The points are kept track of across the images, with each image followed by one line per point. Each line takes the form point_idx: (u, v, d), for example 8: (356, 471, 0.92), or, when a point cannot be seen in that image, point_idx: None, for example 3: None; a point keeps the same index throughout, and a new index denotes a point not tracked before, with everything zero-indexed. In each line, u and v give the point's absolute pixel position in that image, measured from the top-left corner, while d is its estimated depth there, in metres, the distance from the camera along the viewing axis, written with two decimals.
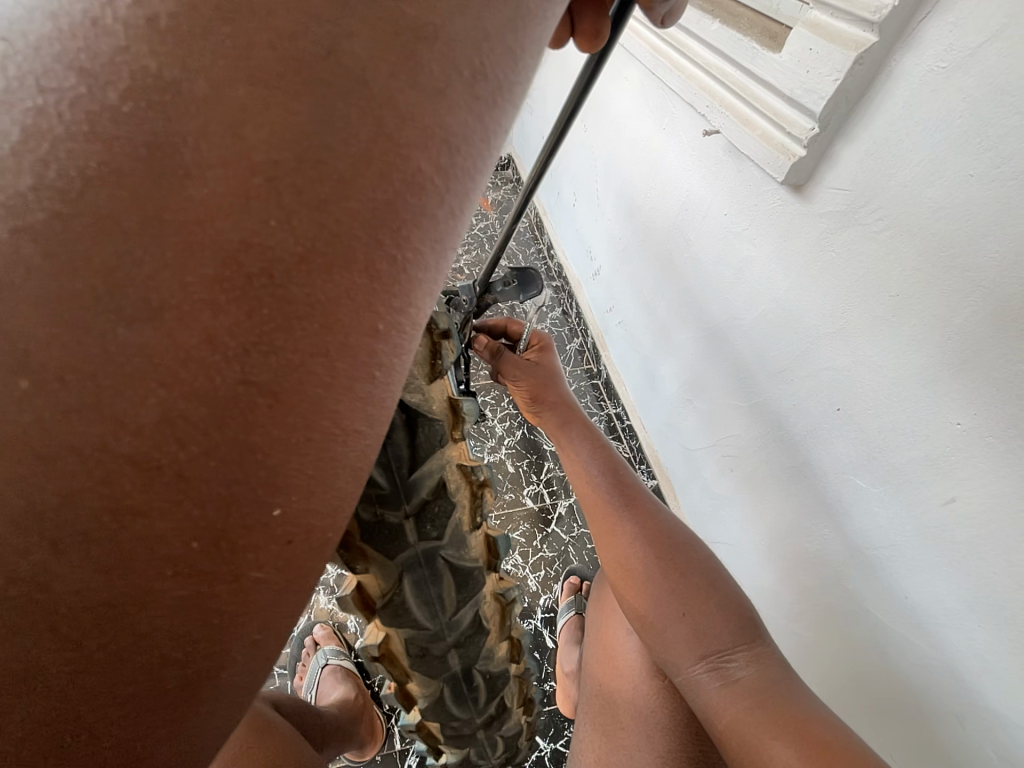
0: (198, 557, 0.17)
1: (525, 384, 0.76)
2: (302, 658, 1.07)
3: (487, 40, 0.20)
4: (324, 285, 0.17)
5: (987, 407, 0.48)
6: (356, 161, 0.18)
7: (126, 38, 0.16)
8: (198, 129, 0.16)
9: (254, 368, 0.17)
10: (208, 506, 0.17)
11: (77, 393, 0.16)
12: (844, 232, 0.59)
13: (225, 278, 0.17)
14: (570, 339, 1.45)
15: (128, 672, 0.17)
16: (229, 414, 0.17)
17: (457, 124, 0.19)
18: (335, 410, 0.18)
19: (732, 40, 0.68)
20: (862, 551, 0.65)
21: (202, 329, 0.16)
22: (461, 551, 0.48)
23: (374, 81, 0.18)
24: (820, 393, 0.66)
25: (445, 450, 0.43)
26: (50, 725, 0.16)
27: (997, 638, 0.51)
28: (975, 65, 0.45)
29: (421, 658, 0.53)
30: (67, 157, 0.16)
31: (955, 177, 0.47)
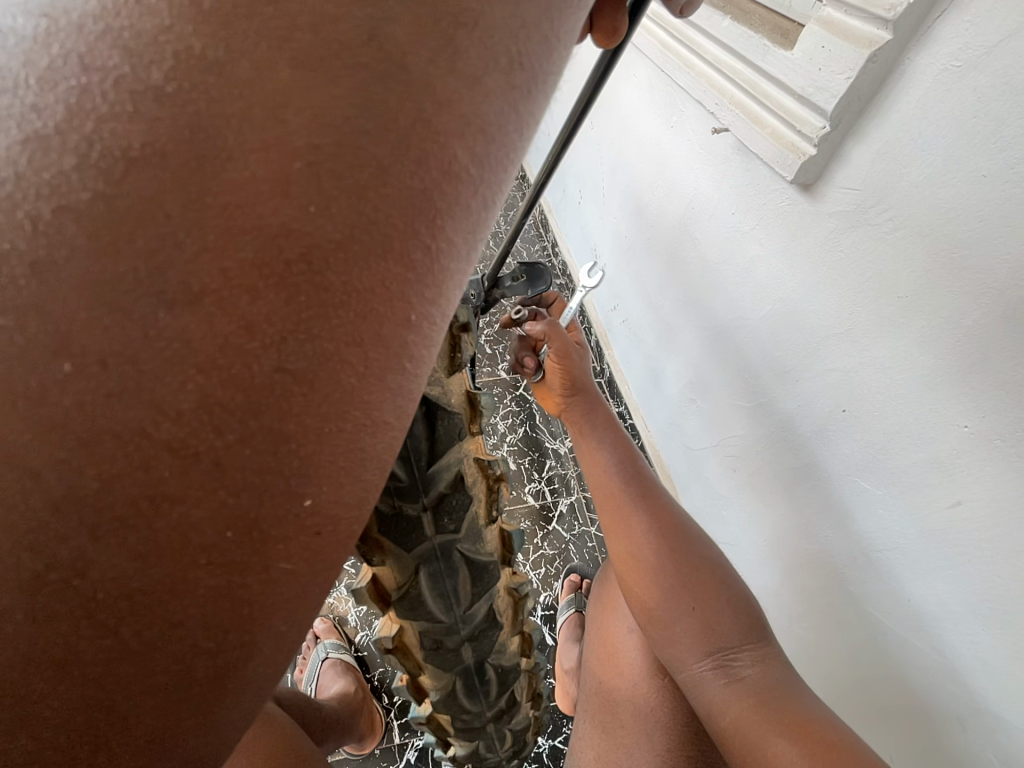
0: (229, 546, 0.17)
1: (553, 373, 0.75)
2: (302, 651, 1.08)
3: (525, 30, 0.20)
4: (360, 274, 0.17)
5: (995, 410, 0.48)
6: (395, 147, 0.18)
7: (173, 20, 0.17)
8: (240, 113, 0.17)
9: (289, 357, 0.17)
10: (242, 495, 0.17)
11: (118, 378, 0.16)
12: (853, 232, 0.59)
13: (263, 263, 0.16)
14: (574, 337, 1.44)
15: (162, 661, 0.17)
16: (264, 402, 0.17)
17: (493, 112, 0.19)
18: (368, 400, 0.18)
19: (744, 36, 0.68)
20: (864, 552, 0.65)
21: (241, 315, 0.16)
22: (478, 544, 0.48)
23: (415, 67, 0.18)
24: (826, 393, 0.66)
25: (464, 443, 0.43)
26: (89, 709, 0.16)
27: (1000, 641, 0.51)
28: (991, 64, 0.44)
29: (434, 650, 0.53)
30: (110, 137, 0.16)
31: (968, 177, 0.47)
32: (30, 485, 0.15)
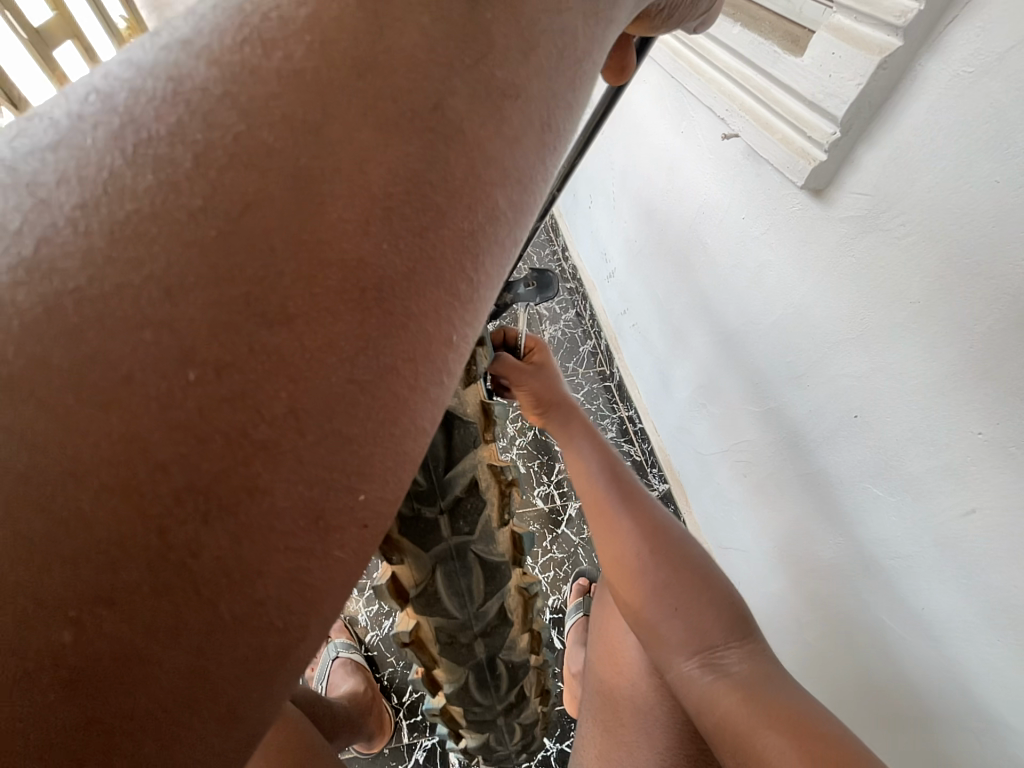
0: (299, 533, 0.17)
1: (528, 393, 0.76)
2: (314, 650, 1.08)
3: (556, 103, 0.23)
4: (421, 302, 0.19)
5: (1007, 418, 0.48)
6: (451, 194, 0.20)
7: (273, 81, 0.19)
8: (329, 166, 0.19)
9: (362, 371, 0.18)
10: (315, 488, 0.18)
11: (231, 390, 0.17)
12: (864, 238, 0.59)
13: (346, 291, 0.18)
14: (583, 341, 1.47)
15: (238, 644, 0.17)
16: (338, 407, 0.18)
17: (526, 166, 0.22)
18: (418, 418, 0.19)
19: (755, 43, 0.68)
20: (875, 560, 0.65)
21: (325, 334, 0.18)
22: (490, 546, 0.49)
23: (467, 123, 0.20)
24: (836, 398, 0.66)
25: (478, 450, 0.45)
26: (166, 705, 0.16)
27: (1010, 650, 0.51)
28: (1002, 70, 0.44)
29: (449, 645, 0.54)
30: (225, 180, 0.17)
31: (980, 183, 0.47)
32: (140, 476, 0.16)
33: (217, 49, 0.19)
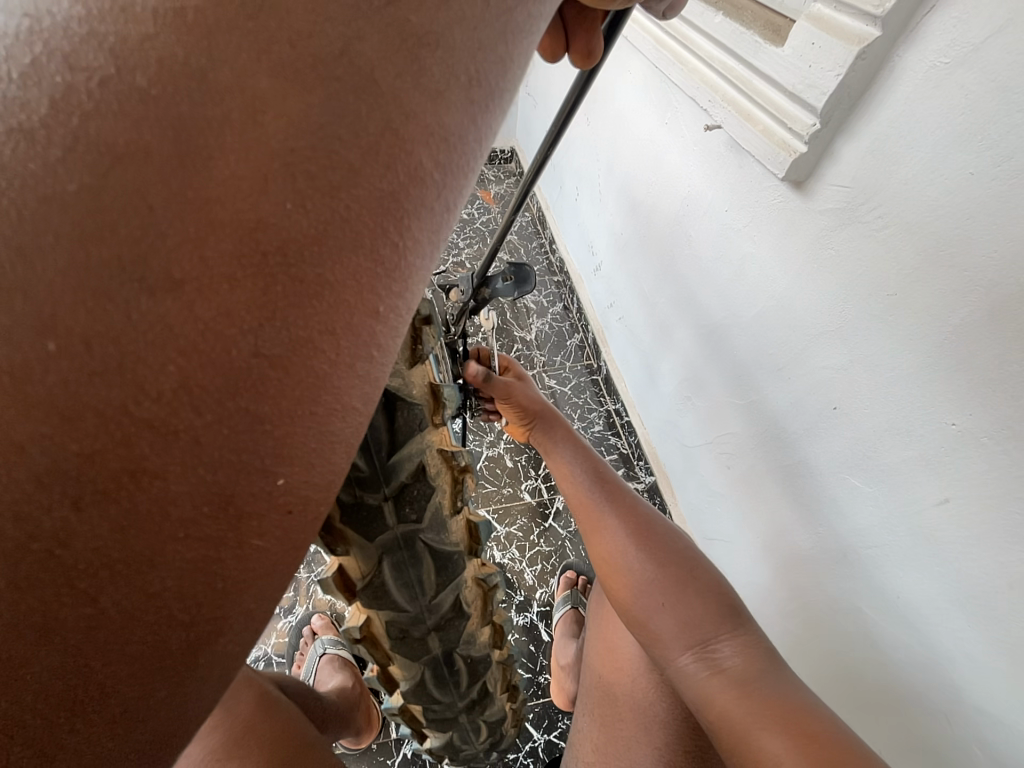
0: (206, 522, 0.17)
1: (510, 404, 0.79)
2: (300, 647, 1.06)
3: (484, 50, 0.21)
4: (335, 267, 0.18)
5: (981, 406, 0.49)
6: (366, 151, 0.18)
7: (151, 27, 0.17)
8: (216, 117, 0.17)
9: (266, 341, 0.17)
10: (220, 472, 0.17)
11: (101, 360, 0.16)
12: (844, 230, 0.59)
13: (244, 254, 0.17)
14: (571, 334, 1.50)
15: (138, 636, 0.17)
16: (242, 384, 0.17)
17: (455, 125, 0.20)
18: (340, 389, 0.19)
19: (734, 33, 0.67)
20: (854, 551, 0.66)
21: (222, 304, 0.17)
22: (441, 536, 0.49)
23: (384, 74, 0.19)
24: (818, 391, 0.67)
25: (426, 435, 0.42)
26: (60, 690, 0.16)
27: (986, 637, 0.52)
28: (978, 61, 0.45)
29: (401, 639, 0.55)
30: (96, 138, 0.16)
31: (956, 174, 0.47)
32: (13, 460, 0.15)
33: None
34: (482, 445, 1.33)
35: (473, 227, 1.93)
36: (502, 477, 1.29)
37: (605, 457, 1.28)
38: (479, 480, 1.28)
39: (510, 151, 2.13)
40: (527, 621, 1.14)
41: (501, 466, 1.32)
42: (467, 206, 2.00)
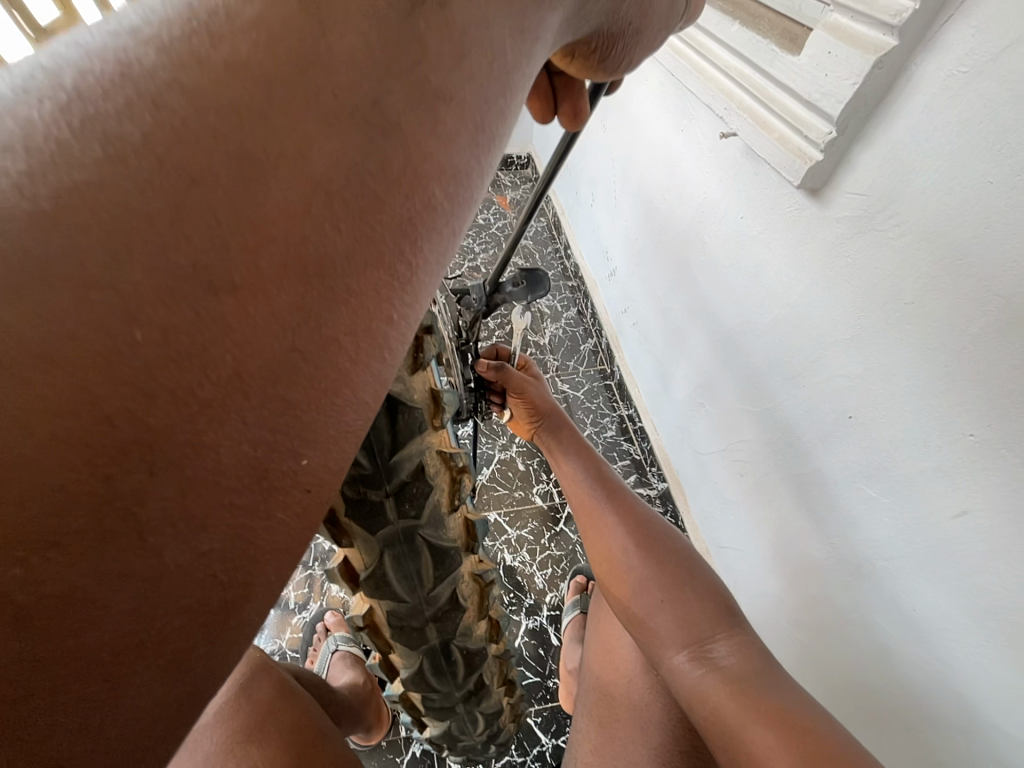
0: (246, 493, 0.17)
1: (520, 403, 0.79)
2: (313, 643, 1.08)
3: (485, 102, 0.24)
4: (359, 280, 0.20)
5: (1001, 419, 0.48)
6: (391, 180, 0.20)
7: (190, 46, 0.18)
8: (245, 127, 0.18)
9: (302, 338, 0.18)
10: (258, 447, 0.18)
11: (116, 344, 0.16)
12: (860, 238, 0.59)
13: (285, 259, 0.18)
14: (585, 338, 1.51)
15: (183, 601, 0.16)
16: (279, 374, 0.18)
17: (462, 162, 0.23)
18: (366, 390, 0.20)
19: (751, 41, 0.68)
20: (869, 563, 0.65)
21: (266, 300, 0.18)
22: (440, 531, 0.50)
23: (405, 117, 0.21)
24: (833, 398, 0.66)
25: (425, 436, 0.44)
26: (102, 663, 0.15)
27: (1003, 654, 0.51)
28: (997, 70, 0.44)
29: (400, 630, 0.55)
30: (121, 134, 0.16)
31: (973, 182, 0.47)
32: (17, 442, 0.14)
33: (138, 20, 0.18)
34: (494, 448, 1.36)
35: (489, 233, 1.96)
36: (514, 480, 1.31)
37: (617, 463, 1.28)
38: (491, 483, 1.31)
39: (527, 158, 2.16)
40: (537, 625, 1.14)
41: (513, 469, 1.33)
42: (484, 212, 2.03)
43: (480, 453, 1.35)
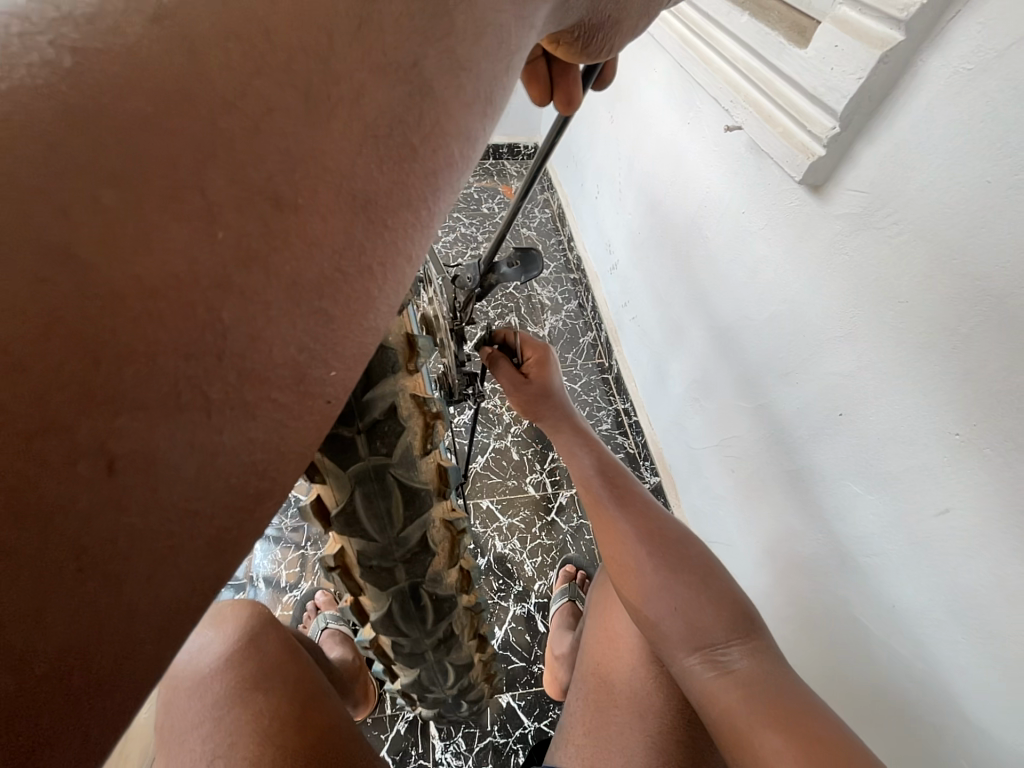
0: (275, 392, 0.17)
1: (519, 397, 0.78)
2: (303, 621, 1.10)
3: (481, 53, 0.23)
4: (391, 192, 0.20)
5: (987, 419, 0.48)
6: (421, 95, 0.20)
7: None
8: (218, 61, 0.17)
9: (337, 242, 0.18)
10: (289, 350, 0.17)
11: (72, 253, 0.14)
12: (858, 235, 0.59)
13: (320, 163, 0.18)
14: (585, 332, 1.54)
15: (223, 478, 0.16)
16: (317, 278, 0.18)
17: (485, 91, 0.23)
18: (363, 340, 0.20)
19: (761, 34, 0.67)
20: (853, 559, 0.66)
21: (305, 199, 0.17)
22: (412, 472, 0.50)
23: (429, 36, 0.21)
24: (824, 396, 0.67)
25: (398, 377, 0.44)
26: (144, 540, 0.15)
27: (977, 650, 0.52)
28: (1000, 69, 0.44)
29: (371, 570, 0.56)
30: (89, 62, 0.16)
31: (973, 181, 0.47)
32: None
33: None
34: (489, 436, 1.37)
35: (492, 222, 1.96)
36: (507, 469, 1.33)
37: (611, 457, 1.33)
38: (485, 471, 1.33)
39: (533, 149, 2.16)
40: (524, 611, 1.15)
41: (508, 458, 1.35)
42: (488, 201, 2.02)
43: (475, 441, 1.36)
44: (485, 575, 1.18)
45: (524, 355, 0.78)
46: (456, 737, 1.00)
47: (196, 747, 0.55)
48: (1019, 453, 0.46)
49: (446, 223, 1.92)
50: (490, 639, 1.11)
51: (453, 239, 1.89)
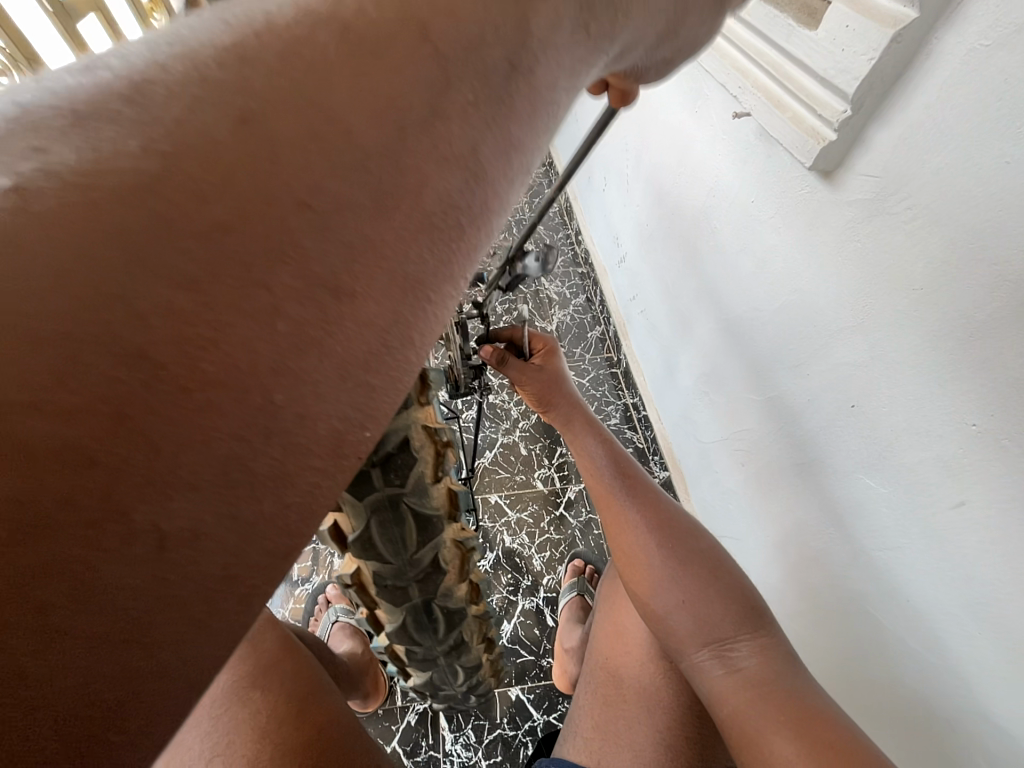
0: (306, 460, 0.17)
1: (531, 388, 0.78)
2: (314, 613, 1.12)
3: (524, 108, 0.23)
4: (421, 255, 0.20)
5: (1005, 411, 0.46)
6: (448, 154, 0.21)
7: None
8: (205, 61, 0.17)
9: (369, 314, 0.18)
10: (316, 417, 0.17)
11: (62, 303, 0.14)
12: (871, 222, 0.58)
13: (351, 242, 0.18)
14: (595, 326, 1.53)
15: (217, 544, 0.15)
16: (347, 345, 0.18)
17: (520, 135, 0.23)
18: (402, 406, 0.19)
19: (768, 17, 0.65)
20: (867, 553, 0.64)
21: (337, 277, 0.18)
22: (424, 499, 0.50)
23: (458, 93, 0.21)
24: (835, 388, 0.65)
25: (411, 411, 0.45)
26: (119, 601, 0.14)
27: (995, 646, 0.50)
28: (1019, 44, 0.42)
29: (386, 589, 0.57)
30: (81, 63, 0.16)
31: (990, 163, 0.45)
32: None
33: None
34: (497, 432, 1.39)
35: None
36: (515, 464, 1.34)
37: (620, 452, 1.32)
38: (494, 466, 1.34)
39: None
40: (533, 606, 1.15)
41: (516, 453, 1.36)
42: None
43: (483, 436, 1.37)
44: (493, 569, 1.19)
45: (533, 349, 0.80)
46: (465, 729, 1.00)
47: (211, 734, 0.56)
48: None
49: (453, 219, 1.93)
50: (499, 632, 1.12)
51: None
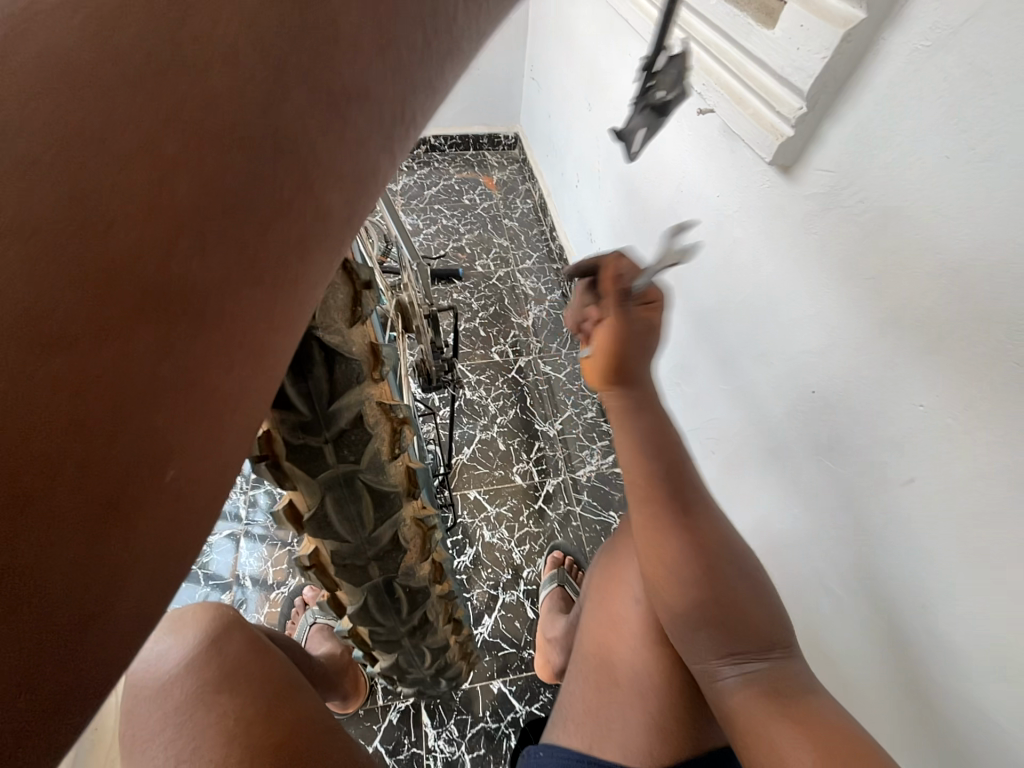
0: (93, 488, 0.11)
1: None
2: (290, 617, 1.10)
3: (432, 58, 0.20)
4: (280, 199, 0.15)
5: (948, 390, 0.50)
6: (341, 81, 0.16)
7: None
8: None
9: (198, 269, 0.13)
10: (123, 407, 0.12)
11: None
12: (827, 214, 0.60)
13: (175, 159, 0.13)
14: (568, 323, 1.63)
15: (13, 607, 0.10)
16: (169, 306, 0.13)
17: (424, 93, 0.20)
18: (236, 405, 0.14)
19: (729, 16, 0.67)
20: (829, 531, 0.67)
21: (145, 206, 0.12)
22: (381, 476, 0.49)
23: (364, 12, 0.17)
24: (797, 375, 0.68)
25: (364, 386, 0.41)
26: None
27: (946, 612, 0.54)
28: (957, 45, 0.45)
29: (346, 568, 0.56)
30: None
31: (934, 157, 0.48)
32: None
33: None
34: (475, 428, 1.40)
35: (473, 214, 1.95)
36: (493, 460, 1.35)
37: (597, 443, 1.38)
38: (472, 462, 1.35)
39: (513, 138, 2.15)
40: (514, 599, 1.16)
41: (494, 448, 1.38)
42: (469, 192, 2.02)
43: (461, 432, 1.39)
44: (473, 564, 1.19)
45: None
46: (448, 724, 1.00)
47: (182, 742, 0.54)
48: (980, 421, 0.48)
49: (427, 216, 1.91)
50: (480, 626, 1.12)
51: (434, 231, 1.88)
